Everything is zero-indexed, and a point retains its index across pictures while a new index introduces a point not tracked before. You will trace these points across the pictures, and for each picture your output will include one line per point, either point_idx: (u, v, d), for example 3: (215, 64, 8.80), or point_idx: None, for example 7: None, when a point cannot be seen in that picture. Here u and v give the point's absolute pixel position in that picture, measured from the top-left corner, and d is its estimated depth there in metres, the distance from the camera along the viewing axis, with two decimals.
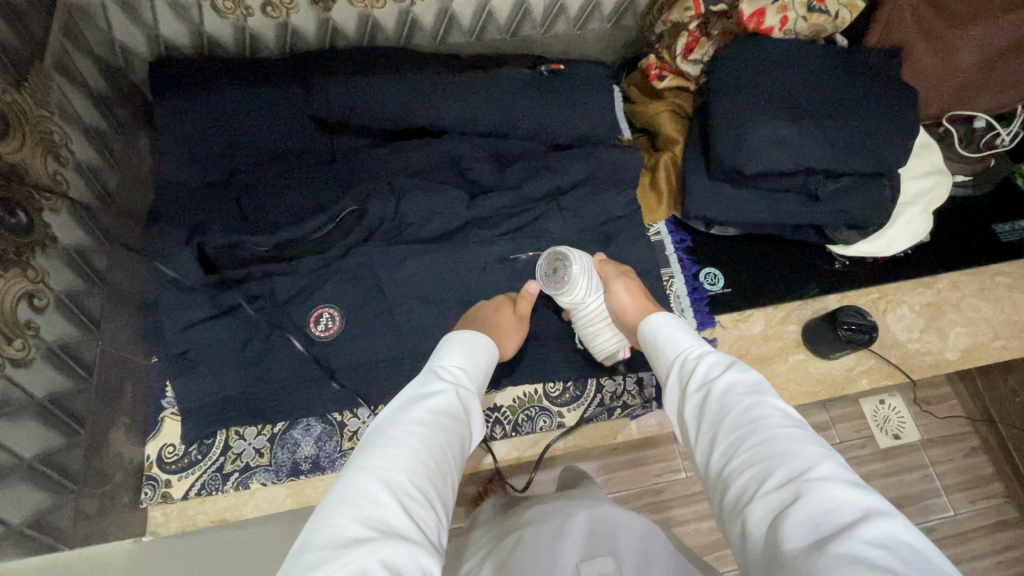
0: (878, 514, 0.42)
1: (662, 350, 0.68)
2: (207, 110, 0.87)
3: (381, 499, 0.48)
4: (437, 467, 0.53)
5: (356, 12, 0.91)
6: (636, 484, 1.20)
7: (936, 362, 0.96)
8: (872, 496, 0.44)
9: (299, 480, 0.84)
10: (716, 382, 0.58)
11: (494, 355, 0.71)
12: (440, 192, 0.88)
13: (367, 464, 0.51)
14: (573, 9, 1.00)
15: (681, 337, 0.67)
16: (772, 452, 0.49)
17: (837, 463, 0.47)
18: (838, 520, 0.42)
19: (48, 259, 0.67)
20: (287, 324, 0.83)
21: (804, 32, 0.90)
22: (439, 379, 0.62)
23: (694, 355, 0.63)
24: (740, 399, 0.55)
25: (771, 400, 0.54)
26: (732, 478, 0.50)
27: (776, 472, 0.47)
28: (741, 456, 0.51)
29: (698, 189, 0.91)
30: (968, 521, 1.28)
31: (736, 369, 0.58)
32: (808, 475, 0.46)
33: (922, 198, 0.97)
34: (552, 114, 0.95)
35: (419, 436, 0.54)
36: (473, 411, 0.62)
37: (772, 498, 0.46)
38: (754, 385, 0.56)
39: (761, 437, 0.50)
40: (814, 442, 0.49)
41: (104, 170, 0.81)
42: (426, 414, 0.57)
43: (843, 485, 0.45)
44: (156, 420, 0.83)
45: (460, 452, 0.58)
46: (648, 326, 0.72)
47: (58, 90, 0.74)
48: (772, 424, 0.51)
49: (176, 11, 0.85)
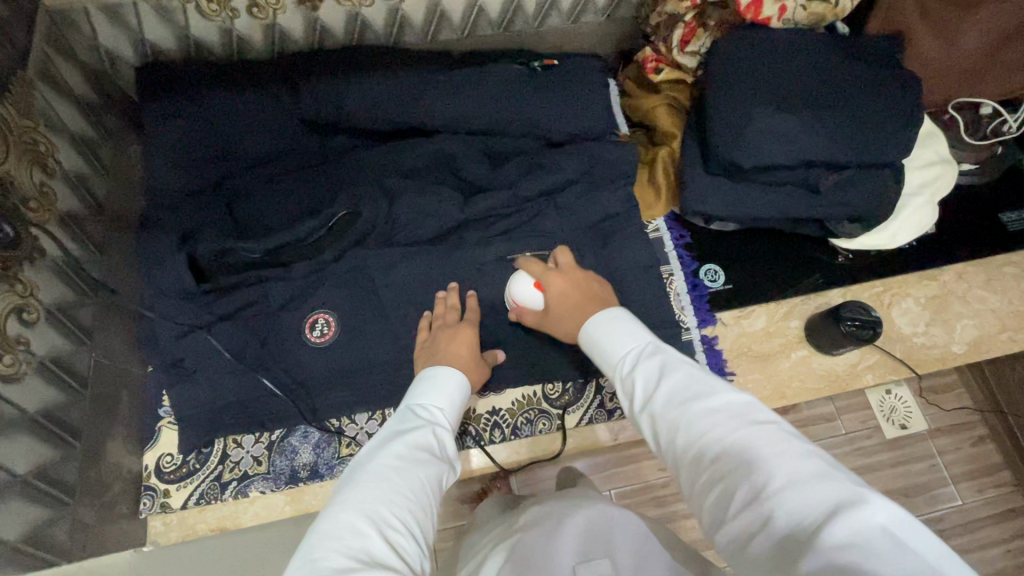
0: (848, 505, 0.41)
1: (603, 360, 0.66)
2: (197, 115, 0.86)
3: (361, 532, 0.48)
4: (418, 500, 0.53)
5: (344, 11, 0.89)
6: (639, 479, 1.20)
7: (943, 355, 0.94)
8: (840, 485, 0.43)
9: (298, 488, 0.83)
10: (658, 398, 0.56)
11: (472, 392, 0.71)
12: (435, 194, 0.86)
13: (346, 499, 0.51)
14: (566, 2, 0.98)
15: (623, 341, 0.65)
16: (733, 464, 0.48)
17: (797, 458, 0.46)
18: (808, 525, 0.41)
19: (37, 272, 0.66)
20: (281, 331, 0.82)
21: (804, 21, 0.88)
22: (416, 416, 0.63)
23: (638, 362, 0.61)
24: (690, 404, 0.53)
25: (716, 400, 0.53)
26: (705, 491, 0.49)
27: (739, 487, 0.46)
28: (707, 466, 0.50)
29: (698, 184, 0.89)
30: (975, 510, 1.27)
31: (672, 375, 0.57)
32: (772, 484, 0.45)
33: (925, 189, 0.95)
34: (546, 110, 0.93)
35: (390, 469, 0.55)
36: (450, 445, 0.63)
37: (742, 516, 0.45)
38: (702, 385, 0.55)
39: (718, 450, 0.49)
40: (769, 438, 0.48)
41: (93, 178, 0.81)
42: (401, 448, 0.57)
43: (807, 484, 0.44)
44: (155, 428, 0.81)
45: (440, 489, 0.58)
46: (586, 332, 0.69)
47: (42, 99, 0.72)
48: (723, 432, 0.50)
49: (161, 15, 0.83)
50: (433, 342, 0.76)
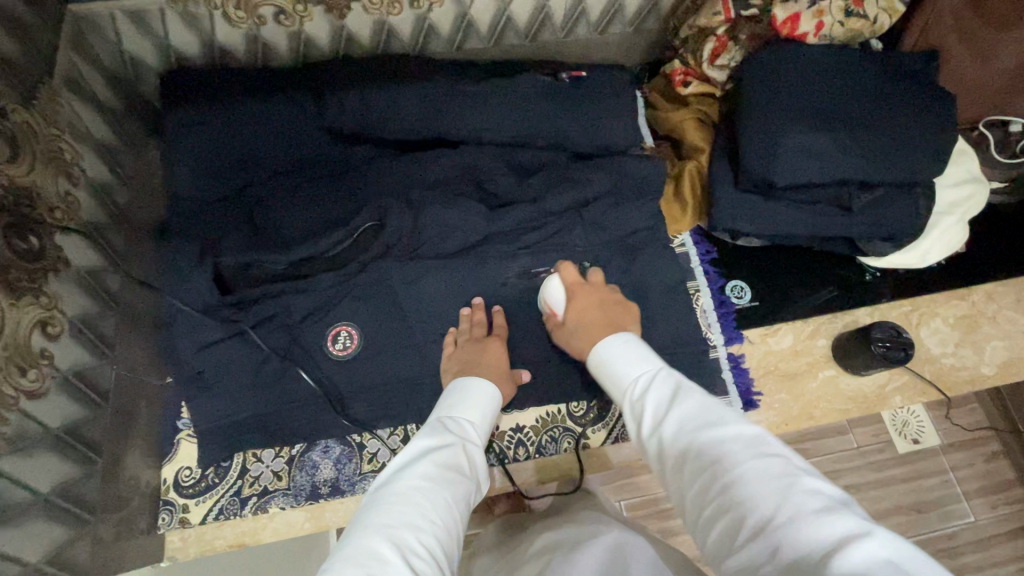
0: (851, 538, 0.39)
1: (613, 385, 0.65)
2: (222, 123, 0.84)
3: (388, 557, 0.46)
4: (443, 523, 0.52)
5: (372, 19, 0.88)
6: (651, 490, 1.18)
7: (972, 377, 0.93)
8: (843, 517, 0.41)
9: (318, 504, 0.82)
10: (667, 424, 0.55)
11: (501, 410, 0.70)
12: (460, 206, 0.85)
13: (374, 521, 0.49)
14: (595, 12, 0.97)
15: (627, 368, 0.63)
16: (735, 495, 0.46)
17: (802, 490, 0.44)
18: (810, 558, 0.40)
19: (61, 284, 0.65)
20: (303, 344, 0.80)
21: (840, 37, 0.87)
22: (448, 433, 0.61)
23: (643, 390, 0.60)
24: (695, 436, 0.52)
25: (724, 430, 0.51)
26: (706, 526, 0.48)
27: (739, 518, 0.45)
28: (707, 500, 0.48)
29: (727, 201, 0.88)
30: (990, 527, 1.25)
31: (683, 403, 0.56)
32: (773, 515, 0.43)
33: (957, 208, 0.94)
34: (574, 122, 0.91)
35: (422, 491, 0.53)
36: (479, 466, 0.61)
37: (745, 546, 0.43)
38: (706, 416, 0.54)
39: (720, 479, 0.48)
40: (774, 468, 0.47)
41: (115, 187, 0.79)
42: (433, 468, 0.55)
43: (809, 517, 0.42)
44: (172, 440, 0.80)
45: (465, 509, 0.56)
46: (594, 358, 0.67)
47: (68, 108, 0.71)
48: (730, 461, 0.49)
49: (187, 22, 0.82)
50: (463, 356, 0.76)
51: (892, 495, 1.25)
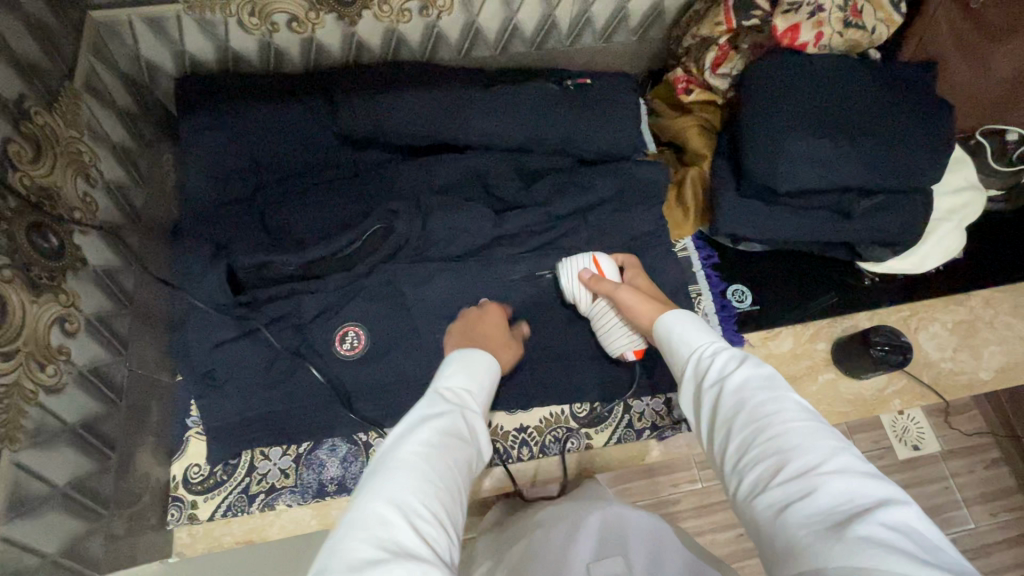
0: (892, 503, 0.44)
1: (672, 344, 0.66)
2: (234, 126, 0.86)
3: (393, 521, 0.47)
4: (445, 488, 0.52)
5: (382, 26, 0.90)
6: (654, 493, 1.19)
7: (970, 381, 0.94)
8: (885, 486, 0.46)
9: (324, 502, 0.83)
10: (732, 376, 0.57)
11: (499, 373, 0.70)
12: (467, 210, 0.87)
13: (378, 487, 0.50)
14: (600, 21, 0.99)
15: (694, 332, 0.65)
16: (789, 444, 0.49)
17: (851, 454, 0.48)
18: (853, 508, 0.44)
19: (79, 282, 0.67)
20: (312, 343, 0.82)
21: (839, 47, 0.89)
22: (443, 402, 0.60)
23: (708, 350, 0.62)
24: (756, 392, 0.55)
25: (788, 392, 0.54)
26: (746, 470, 0.51)
27: (789, 464, 0.48)
28: (755, 448, 0.51)
29: (730, 206, 0.89)
30: (990, 532, 1.26)
31: (750, 362, 0.58)
32: (824, 466, 0.47)
33: (955, 214, 0.95)
34: (580, 128, 0.93)
35: (423, 457, 0.53)
36: (478, 429, 0.61)
37: (791, 488, 0.47)
38: (771, 378, 0.56)
39: (776, 429, 0.51)
40: (826, 433, 0.50)
41: (131, 188, 0.81)
42: (431, 436, 0.56)
43: (858, 478, 0.46)
44: (182, 438, 0.82)
45: (466, 475, 0.57)
46: (663, 319, 0.69)
47: (87, 110, 0.73)
48: (790, 417, 0.52)
49: (203, 28, 0.84)
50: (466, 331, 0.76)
51: None
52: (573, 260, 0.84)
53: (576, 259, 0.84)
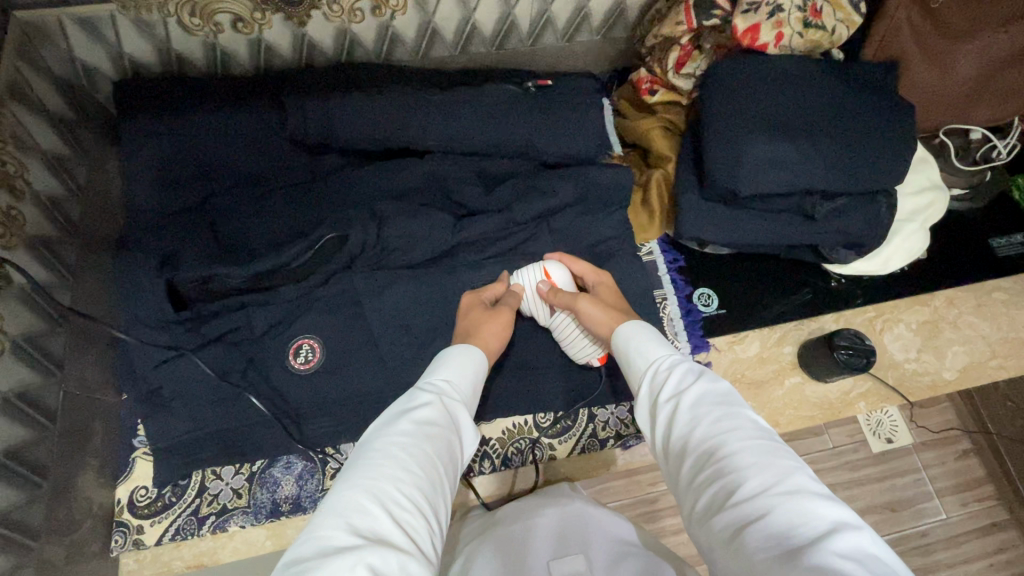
0: (846, 526, 0.42)
1: (629, 357, 0.64)
2: (177, 133, 0.82)
3: (372, 509, 0.45)
4: (428, 478, 0.50)
5: (333, 27, 0.86)
6: (629, 494, 1.18)
7: (933, 382, 0.94)
8: (842, 508, 0.44)
9: (279, 522, 0.80)
10: (687, 392, 0.55)
11: (488, 368, 0.66)
12: (425, 216, 0.84)
13: (357, 474, 0.48)
14: (560, 21, 0.97)
15: (652, 346, 0.63)
16: (743, 464, 0.47)
17: (806, 476, 0.46)
18: (808, 532, 0.42)
19: (2, 301, 0.64)
20: (264, 358, 0.79)
21: (799, 48, 0.87)
22: (424, 391, 0.57)
23: (665, 363, 0.60)
24: (712, 408, 0.53)
25: (743, 410, 0.52)
26: (701, 490, 0.49)
27: (742, 485, 0.46)
28: (710, 467, 0.49)
29: (692, 210, 0.88)
30: (960, 524, 1.27)
31: (705, 377, 0.56)
32: (779, 487, 0.45)
33: (918, 215, 0.95)
34: (541, 131, 0.91)
35: (402, 447, 0.50)
36: (464, 421, 0.58)
37: (745, 512, 0.45)
38: (725, 394, 0.54)
39: (732, 446, 0.49)
40: (782, 453, 0.48)
41: (66, 199, 0.77)
42: (410, 425, 0.53)
43: (812, 499, 0.44)
44: (128, 459, 0.78)
45: (452, 468, 0.54)
46: (620, 334, 0.67)
47: (11, 117, 0.69)
48: (746, 435, 0.50)
49: (142, 29, 0.80)
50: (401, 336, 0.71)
51: (865, 494, 1.26)
52: (528, 274, 0.81)
53: (531, 273, 0.81)
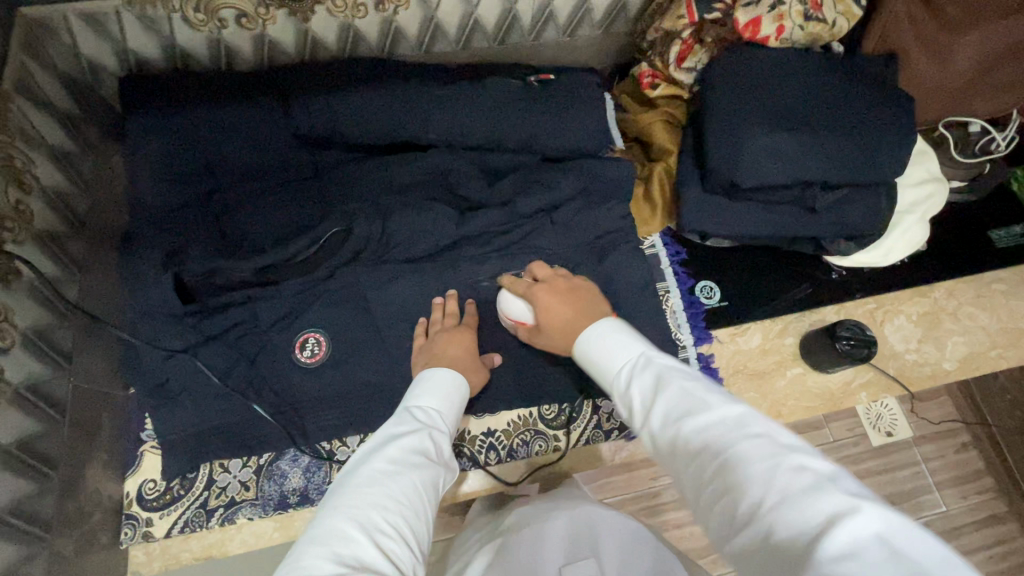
0: (837, 517, 0.40)
1: (602, 373, 0.64)
2: (182, 128, 0.83)
3: (354, 537, 0.47)
4: (411, 505, 0.52)
5: (337, 22, 0.86)
6: (631, 487, 1.19)
7: (933, 372, 0.95)
8: (832, 494, 0.42)
9: (287, 514, 0.81)
10: (657, 415, 0.55)
11: (469, 396, 0.70)
12: (429, 210, 0.84)
13: (340, 503, 0.50)
14: (562, 15, 0.97)
15: (615, 364, 0.62)
16: (725, 480, 0.47)
17: (791, 470, 0.45)
18: (801, 536, 0.41)
19: (12, 295, 0.64)
20: (270, 351, 0.79)
21: (801, 40, 0.88)
22: (414, 420, 0.61)
23: (630, 383, 0.59)
24: (683, 426, 0.52)
25: (713, 416, 0.51)
26: (707, 510, 0.48)
27: (734, 501, 0.46)
28: (704, 486, 0.49)
29: (693, 203, 0.89)
30: (959, 516, 1.28)
31: (668, 392, 0.55)
32: (768, 497, 0.44)
33: (917, 207, 0.96)
34: (544, 125, 0.91)
35: (386, 475, 0.53)
36: (447, 450, 0.61)
37: (744, 529, 0.44)
38: (692, 403, 0.53)
39: (713, 464, 0.48)
40: (762, 451, 0.47)
41: (73, 194, 0.77)
42: (394, 453, 0.55)
43: (797, 497, 0.43)
44: (137, 453, 0.79)
45: (436, 495, 0.56)
46: (580, 352, 0.66)
47: (18, 111, 0.69)
48: (720, 445, 0.49)
49: (146, 25, 0.80)
50: (429, 346, 0.76)
51: (865, 486, 1.27)
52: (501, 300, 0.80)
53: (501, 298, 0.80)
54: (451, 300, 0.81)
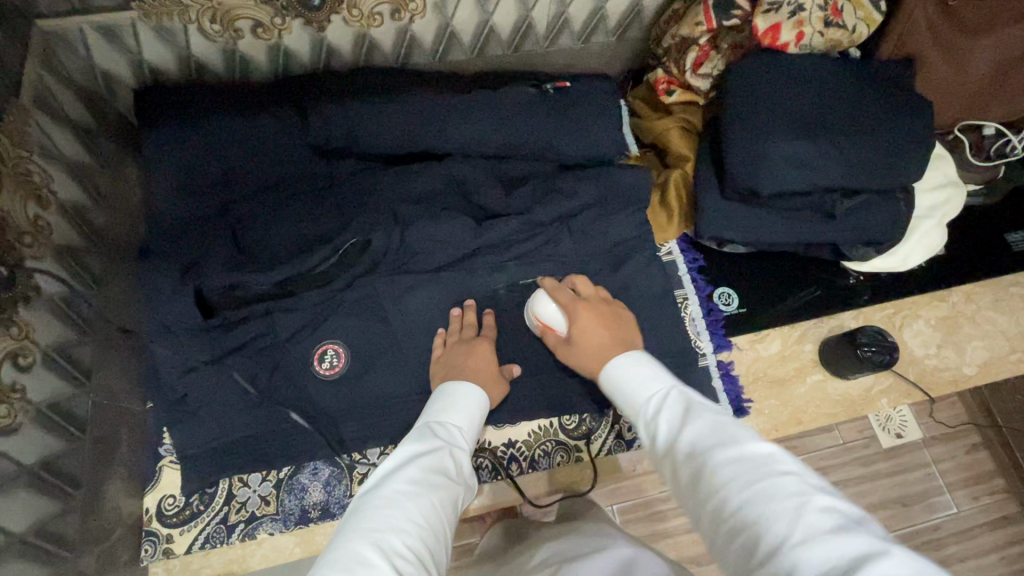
0: (867, 564, 0.39)
1: (626, 403, 0.64)
2: (198, 140, 0.82)
3: (373, 561, 0.45)
4: (431, 529, 0.51)
5: (352, 31, 0.86)
6: (646, 494, 1.18)
7: (954, 377, 0.94)
8: (861, 541, 0.41)
9: (309, 528, 0.80)
10: (680, 443, 0.54)
11: (489, 411, 0.69)
12: (447, 220, 0.84)
13: (359, 526, 0.49)
14: (577, 22, 0.97)
15: (639, 390, 0.62)
16: (747, 516, 0.45)
17: (816, 511, 0.44)
18: None
19: (33, 312, 0.63)
20: (289, 364, 0.79)
21: (821, 46, 0.87)
22: (434, 437, 0.60)
23: (654, 412, 0.59)
24: (707, 456, 0.51)
25: (738, 448, 0.50)
26: (725, 548, 0.47)
27: (754, 541, 0.44)
28: (722, 523, 0.47)
29: (713, 210, 0.88)
30: (973, 519, 1.28)
31: (695, 422, 0.55)
32: (790, 536, 0.43)
33: (936, 212, 0.95)
34: (561, 133, 0.91)
35: (408, 496, 0.52)
36: (466, 470, 0.60)
37: (764, 570, 0.42)
38: (716, 433, 0.53)
39: (744, 481, 0.48)
40: (786, 489, 0.46)
41: (91, 208, 0.77)
42: (416, 473, 0.54)
43: (827, 541, 0.41)
44: (155, 469, 0.77)
45: (453, 516, 0.55)
46: (606, 379, 0.67)
47: (37, 127, 0.69)
48: (744, 478, 0.48)
49: (162, 37, 0.80)
50: (450, 358, 0.76)
51: (879, 490, 1.27)
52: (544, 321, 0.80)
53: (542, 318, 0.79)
54: (472, 312, 0.81)
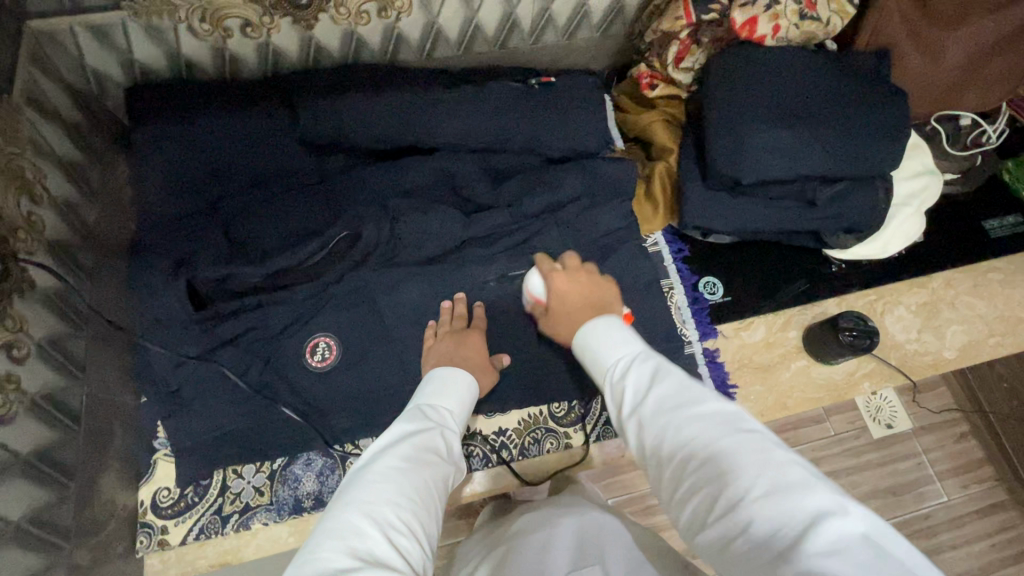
0: (826, 516, 0.41)
1: (593, 365, 0.64)
2: (190, 136, 0.83)
3: (369, 532, 0.47)
4: (423, 502, 0.52)
5: (340, 29, 0.88)
6: (638, 485, 1.20)
7: (935, 361, 0.97)
8: (820, 492, 0.43)
9: (302, 518, 0.81)
10: (645, 403, 0.54)
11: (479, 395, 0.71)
12: (436, 213, 0.85)
13: (353, 498, 0.50)
14: (561, 18, 0.99)
15: (608, 352, 0.62)
16: (712, 473, 0.47)
17: (777, 466, 0.45)
18: (790, 533, 0.41)
19: (26, 305, 0.64)
20: (281, 357, 0.80)
21: (796, 38, 0.91)
22: (427, 418, 0.62)
23: (621, 373, 0.59)
24: (672, 417, 0.52)
25: (704, 408, 0.51)
26: (685, 504, 0.48)
27: (718, 496, 0.46)
28: (685, 480, 0.48)
29: (697, 199, 0.90)
30: (961, 505, 1.30)
31: (661, 383, 0.55)
32: (753, 491, 0.44)
33: (913, 199, 0.98)
34: (546, 127, 0.92)
35: (400, 470, 0.53)
36: (457, 449, 0.62)
37: (727, 524, 0.44)
38: (682, 394, 0.53)
39: (699, 459, 0.48)
40: (749, 446, 0.47)
41: (82, 204, 0.78)
42: (410, 450, 0.56)
43: (789, 493, 0.43)
44: (150, 461, 0.79)
45: (443, 489, 0.56)
46: (576, 344, 0.66)
47: (29, 124, 0.70)
48: (710, 437, 0.49)
49: (152, 36, 0.81)
50: (439, 347, 0.77)
51: (869, 478, 1.29)
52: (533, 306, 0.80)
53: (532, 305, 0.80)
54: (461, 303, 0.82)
